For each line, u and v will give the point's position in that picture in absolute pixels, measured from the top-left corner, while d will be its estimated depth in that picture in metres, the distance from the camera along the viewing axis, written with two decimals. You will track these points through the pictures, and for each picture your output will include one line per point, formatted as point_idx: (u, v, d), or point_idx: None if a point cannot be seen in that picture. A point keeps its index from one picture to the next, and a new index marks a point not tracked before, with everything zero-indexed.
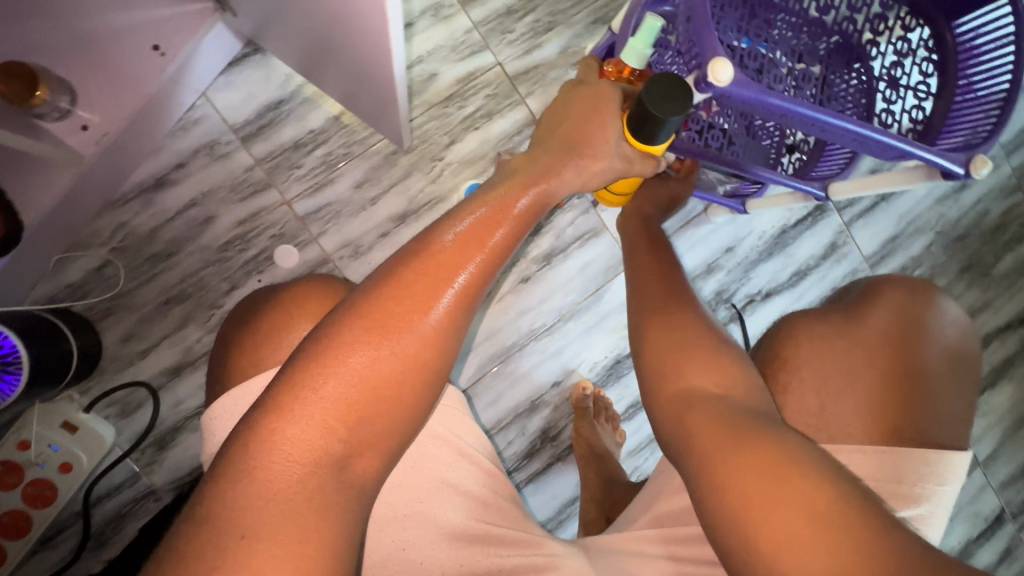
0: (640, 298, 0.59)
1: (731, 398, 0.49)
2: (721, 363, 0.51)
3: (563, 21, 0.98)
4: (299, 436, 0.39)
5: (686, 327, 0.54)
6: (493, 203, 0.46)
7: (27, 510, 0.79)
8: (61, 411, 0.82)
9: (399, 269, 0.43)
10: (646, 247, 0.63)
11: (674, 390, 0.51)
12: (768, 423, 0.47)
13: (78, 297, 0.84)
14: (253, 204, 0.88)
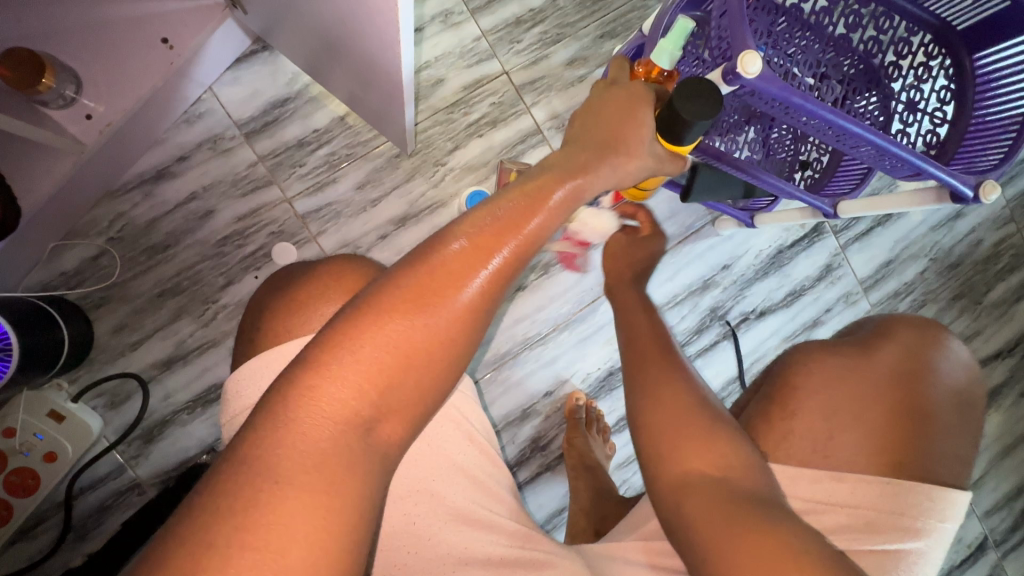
0: (639, 377, 0.61)
1: (724, 477, 0.50)
2: (713, 438, 0.53)
3: (571, 34, 0.98)
4: (334, 395, 0.38)
5: (680, 404, 0.56)
6: (529, 193, 0.45)
7: (7, 498, 0.79)
8: (47, 400, 0.81)
9: (437, 248, 0.42)
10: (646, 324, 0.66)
11: (669, 472, 0.53)
12: (761, 505, 0.47)
13: (73, 285, 0.83)
14: (254, 200, 0.88)
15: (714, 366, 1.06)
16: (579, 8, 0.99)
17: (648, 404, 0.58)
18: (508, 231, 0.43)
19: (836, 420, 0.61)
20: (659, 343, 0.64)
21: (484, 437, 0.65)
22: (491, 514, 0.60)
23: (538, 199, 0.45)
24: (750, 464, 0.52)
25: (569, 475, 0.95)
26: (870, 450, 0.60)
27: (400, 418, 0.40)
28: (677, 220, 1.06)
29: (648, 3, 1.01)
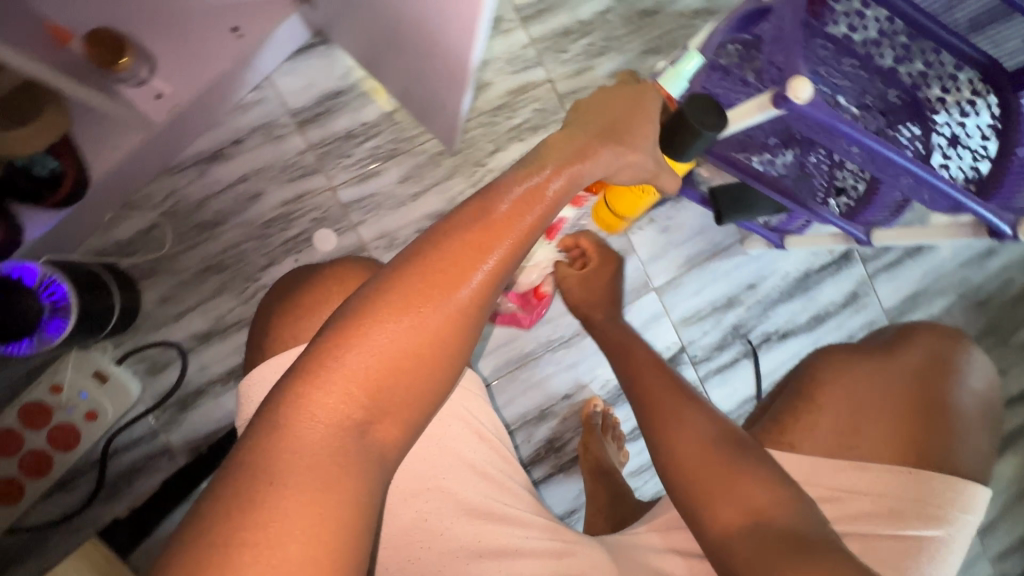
0: (657, 429, 0.61)
1: (765, 524, 0.50)
2: (745, 483, 0.53)
3: (616, 47, 1.01)
4: (322, 403, 0.39)
5: (706, 454, 0.56)
6: (526, 184, 0.44)
7: (50, 451, 0.83)
8: (94, 360, 0.85)
9: (423, 251, 0.42)
10: (653, 376, 0.67)
11: (712, 529, 0.52)
12: (810, 547, 0.47)
13: (125, 254, 0.87)
14: (300, 186, 0.92)
15: (733, 383, 1.06)
16: (626, 23, 1.01)
17: (673, 459, 0.58)
18: (501, 224, 0.42)
19: (860, 413, 0.63)
20: (668, 390, 0.64)
21: (493, 432, 0.65)
22: (508, 506, 0.62)
23: (533, 195, 0.44)
24: (787, 499, 0.52)
25: (586, 479, 0.96)
26: (895, 440, 0.62)
27: (393, 420, 0.41)
28: (706, 236, 1.07)
29: (694, 22, 1.03)
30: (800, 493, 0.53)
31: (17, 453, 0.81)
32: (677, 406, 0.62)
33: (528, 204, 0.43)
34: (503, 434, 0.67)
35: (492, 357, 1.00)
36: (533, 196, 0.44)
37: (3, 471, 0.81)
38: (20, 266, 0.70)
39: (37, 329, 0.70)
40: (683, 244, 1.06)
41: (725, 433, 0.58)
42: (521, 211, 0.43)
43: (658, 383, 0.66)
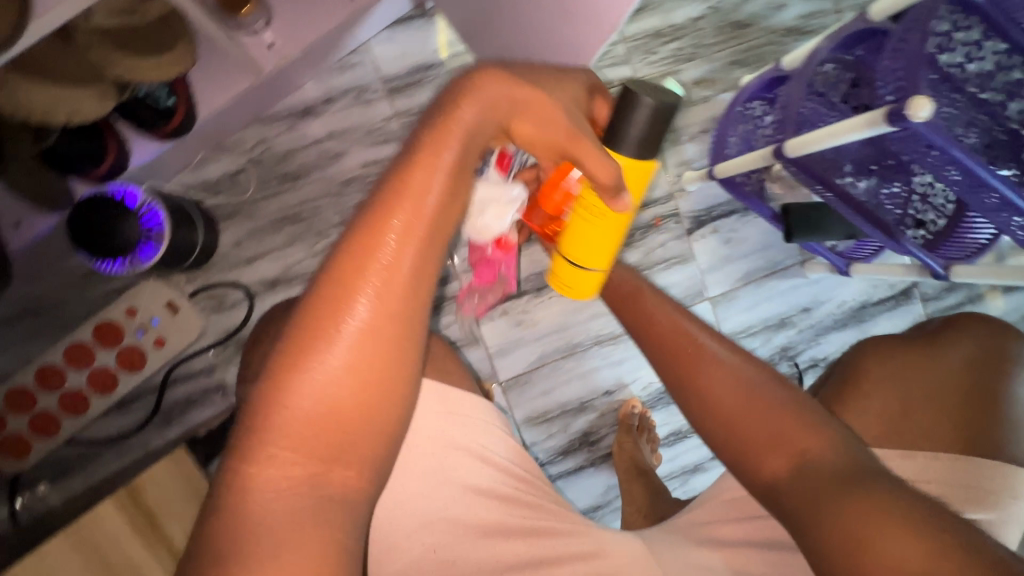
0: (678, 380, 0.59)
1: (808, 462, 0.50)
2: (784, 427, 0.52)
3: (704, 55, 1.01)
4: (267, 471, 0.40)
5: (743, 403, 0.55)
6: (404, 193, 0.41)
7: (115, 370, 0.86)
8: (166, 291, 0.88)
9: (309, 302, 0.42)
10: (667, 315, 0.63)
11: (755, 479, 0.53)
12: (856, 479, 0.47)
13: (211, 193, 0.91)
14: (381, 151, 0.94)
15: None
16: (717, 32, 1.02)
17: (707, 408, 0.56)
18: (399, 240, 0.41)
19: (908, 401, 0.63)
20: (686, 332, 0.60)
21: (486, 450, 0.63)
22: (524, 519, 0.62)
23: (395, 194, 0.41)
24: (829, 436, 0.52)
25: (620, 481, 0.97)
26: (943, 428, 0.61)
27: (351, 463, 0.43)
28: (766, 254, 1.06)
29: (786, 40, 1.03)
30: (841, 430, 0.53)
31: (87, 368, 0.85)
32: (698, 351, 0.59)
33: (420, 205, 0.42)
34: (497, 447, 0.65)
35: (525, 353, 1.01)
36: (389, 207, 0.41)
37: (72, 383, 0.85)
38: (123, 189, 0.73)
39: (131, 252, 0.74)
40: (744, 257, 1.06)
41: (756, 378, 0.56)
42: (412, 221, 0.41)
43: (672, 328, 0.61)
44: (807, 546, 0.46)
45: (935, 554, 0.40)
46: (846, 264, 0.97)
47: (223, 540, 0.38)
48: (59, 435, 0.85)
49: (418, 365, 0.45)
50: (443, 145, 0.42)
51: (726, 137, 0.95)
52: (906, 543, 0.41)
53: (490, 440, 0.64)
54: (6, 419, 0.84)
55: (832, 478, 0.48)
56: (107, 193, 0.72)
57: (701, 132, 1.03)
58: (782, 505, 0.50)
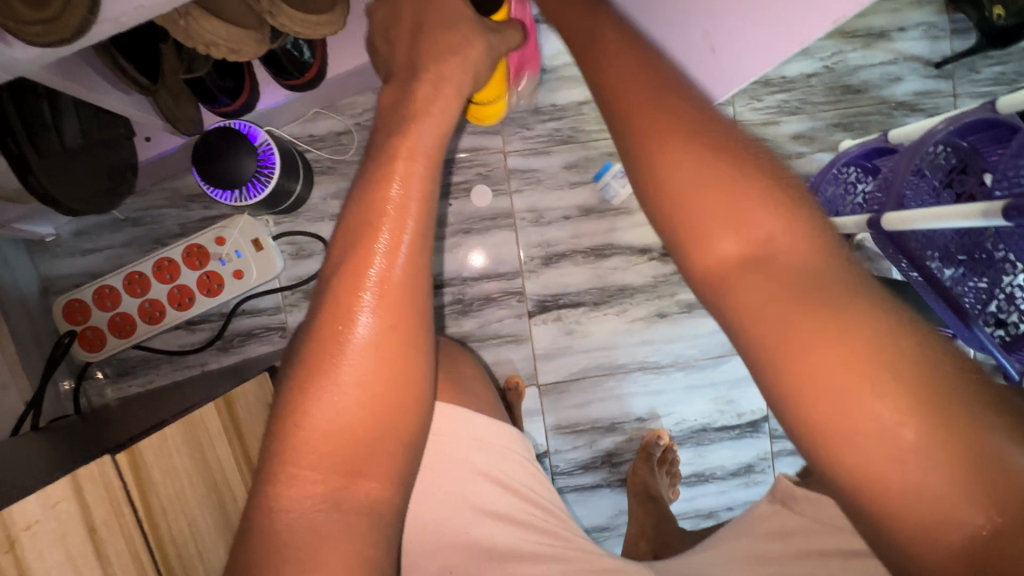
0: (619, 130, 0.42)
1: (770, 254, 0.36)
2: (743, 205, 0.38)
3: (809, 111, 1.02)
4: (293, 488, 0.39)
5: (696, 167, 0.39)
6: (395, 201, 0.43)
7: (194, 290, 0.91)
8: (254, 229, 0.92)
9: (318, 321, 0.42)
10: (622, 56, 0.43)
11: (698, 263, 0.39)
12: (832, 289, 0.34)
13: (315, 148, 0.96)
14: (479, 140, 0.98)
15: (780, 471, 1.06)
16: (827, 92, 1.02)
17: (649, 174, 0.40)
18: (393, 246, 0.42)
19: None
20: (650, 74, 0.42)
21: (505, 477, 0.63)
22: (540, 546, 0.58)
23: (376, 209, 0.43)
24: (803, 220, 0.37)
25: (630, 501, 0.99)
26: None
27: (373, 473, 0.41)
28: None
29: (894, 113, 1.02)
30: (819, 213, 0.38)
31: (169, 283, 0.91)
32: (649, 91, 0.41)
33: (409, 209, 0.43)
34: (514, 472, 0.64)
35: (566, 362, 1.02)
36: (376, 219, 0.42)
37: (153, 293, 0.91)
38: (247, 124, 0.79)
39: (242, 187, 0.80)
40: None
41: (716, 131, 0.40)
42: (398, 223, 0.42)
43: (634, 66, 0.42)
44: (767, 387, 0.35)
45: (937, 418, 0.30)
46: None
47: (258, 560, 0.37)
48: (132, 337, 0.91)
49: (429, 365, 0.44)
50: (417, 173, 0.44)
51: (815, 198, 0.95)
52: (903, 402, 0.31)
53: (506, 466, 0.64)
54: (91, 312, 0.90)
55: (804, 291, 0.35)
56: (233, 127, 0.78)
57: None
58: (729, 311, 0.37)
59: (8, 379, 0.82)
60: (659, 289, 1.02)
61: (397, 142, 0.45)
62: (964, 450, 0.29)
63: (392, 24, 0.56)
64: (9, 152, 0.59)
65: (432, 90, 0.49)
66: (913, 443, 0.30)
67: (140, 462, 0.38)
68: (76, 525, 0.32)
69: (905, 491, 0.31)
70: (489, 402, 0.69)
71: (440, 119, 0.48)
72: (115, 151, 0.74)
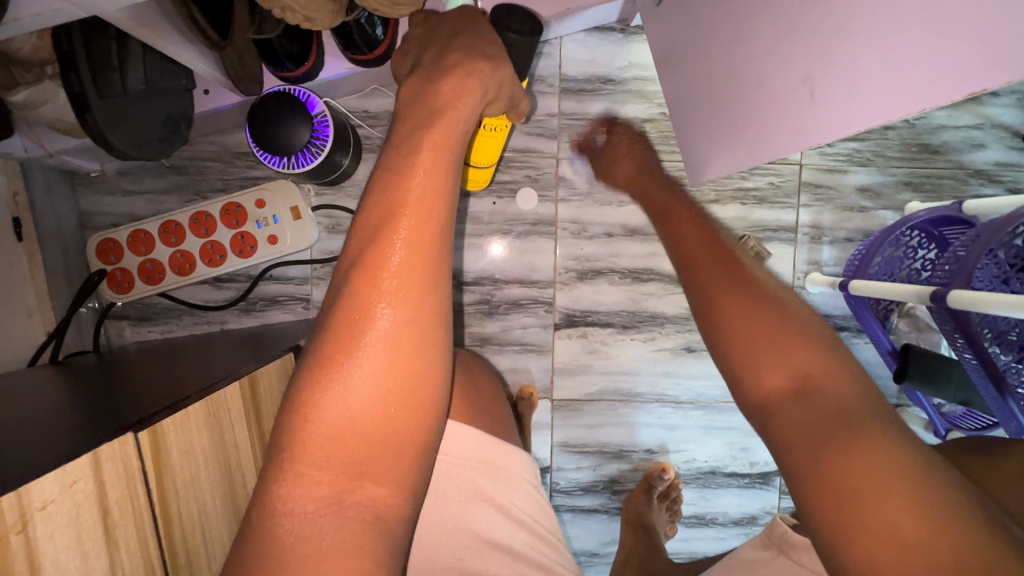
0: (695, 289, 0.56)
1: (811, 390, 0.44)
2: (789, 350, 0.47)
3: (879, 164, 0.97)
4: (295, 490, 0.36)
5: (754, 323, 0.50)
6: (421, 188, 0.41)
7: (226, 248, 0.90)
8: (295, 197, 0.90)
9: (334, 313, 0.40)
10: (693, 242, 0.59)
11: (752, 395, 0.48)
12: (856, 418, 0.42)
13: (368, 124, 0.94)
14: (533, 143, 0.96)
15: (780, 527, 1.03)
16: (902, 148, 0.97)
17: (713, 321, 0.52)
18: (414, 237, 0.40)
19: None
20: (712, 251, 0.57)
21: (512, 507, 0.61)
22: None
23: (397, 201, 0.40)
24: (842, 369, 0.46)
25: (622, 527, 0.96)
26: None
27: (381, 479, 0.38)
28: None
29: (970, 181, 0.97)
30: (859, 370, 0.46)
31: (203, 237, 0.90)
32: (709, 261, 0.56)
33: (434, 202, 0.41)
34: (517, 499, 0.62)
35: (582, 381, 1.00)
36: (397, 210, 0.40)
37: (187, 245, 0.90)
38: (306, 93, 0.78)
39: (291, 155, 0.78)
40: None
41: (762, 292, 0.52)
42: (421, 215, 0.40)
43: (702, 245, 0.58)
44: (793, 481, 0.42)
45: (934, 528, 0.35)
46: (945, 427, 0.91)
47: (254, 561, 0.35)
48: (159, 285, 0.91)
49: (445, 364, 0.41)
50: (442, 166, 0.42)
51: (871, 257, 0.89)
52: (910, 513, 0.35)
53: (513, 494, 0.62)
54: (123, 253, 0.90)
55: (830, 417, 0.42)
56: (291, 93, 0.76)
57: (845, 239, 0.98)
58: (775, 434, 0.45)
59: (34, 307, 0.83)
60: (691, 323, 0.98)
61: (420, 142, 0.42)
62: (955, 559, 0.33)
63: (421, 35, 0.51)
64: (71, 87, 0.59)
65: (482, 98, 0.46)
66: (912, 541, 0.35)
67: (160, 446, 0.37)
68: (91, 507, 0.31)
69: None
70: (503, 423, 0.67)
71: (462, 118, 0.44)
72: (173, 100, 0.73)
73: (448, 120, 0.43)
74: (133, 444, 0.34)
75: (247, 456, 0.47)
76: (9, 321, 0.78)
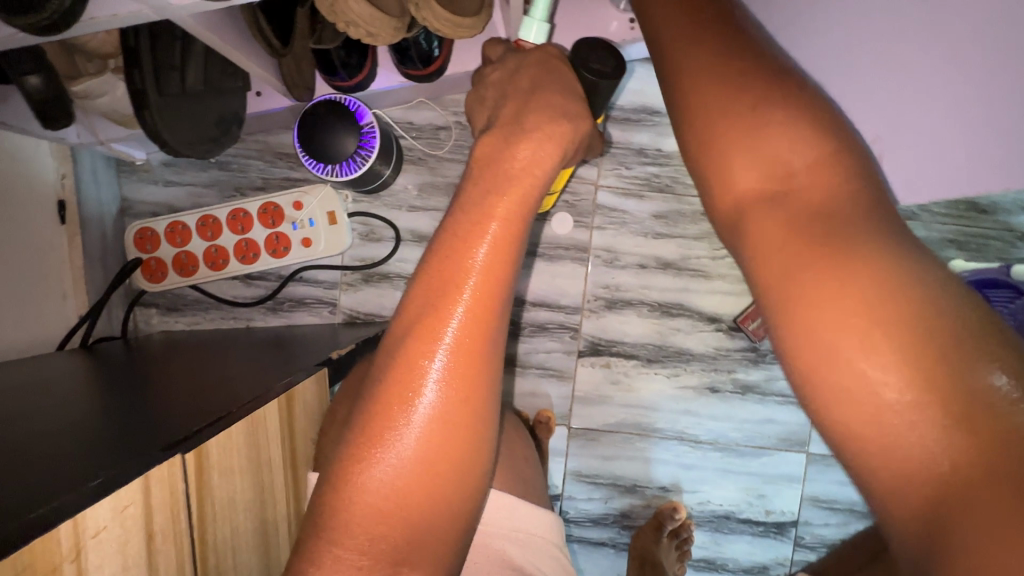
0: (670, 73, 0.41)
1: (790, 192, 0.35)
2: (771, 139, 0.36)
3: (924, 219, 0.95)
4: (336, 564, 0.38)
5: (733, 115, 0.37)
6: (490, 263, 0.39)
7: (261, 247, 0.91)
8: (333, 202, 0.91)
9: (379, 386, 0.39)
10: (677, 22, 0.42)
11: (719, 204, 0.39)
12: (844, 226, 0.32)
13: (411, 136, 0.94)
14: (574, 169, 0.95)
15: None
16: (949, 206, 0.94)
17: (689, 123, 0.39)
18: (472, 315, 0.39)
19: None
20: (700, 26, 0.41)
21: (534, 562, 0.58)
22: None
23: (461, 271, 0.39)
24: (829, 156, 0.35)
25: (629, 564, 0.95)
26: None
27: (419, 563, 0.39)
28: None
29: (1018, 244, 0.94)
30: (857, 151, 0.36)
31: (239, 235, 0.90)
32: (693, 34, 0.41)
33: (498, 277, 0.39)
34: (542, 562, 0.59)
35: (600, 410, 0.99)
36: (458, 279, 0.39)
37: (223, 240, 0.91)
38: (357, 103, 0.77)
39: (336, 163, 0.79)
40: None
41: (755, 70, 0.39)
42: (483, 293, 0.39)
43: (686, 19, 0.42)
44: (769, 314, 0.34)
45: (920, 360, 0.28)
46: None
47: None
48: (190, 277, 0.92)
49: (493, 443, 0.41)
50: (510, 237, 0.40)
51: None
52: (889, 346, 0.28)
53: (537, 553, 0.59)
54: (160, 243, 0.91)
55: (814, 228, 0.33)
56: (342, 102, 0.76)
57: None
58: (745, 254, 0.36)
59: (69, 291, 0.84)
60: (718, 362, 0.96)
61: (489, 210, 0.40)
62: (943, 397, 0.27)
63: (501, 78, 0.47)
64: (135, 84, 0.60)
65: (560, 160, 0.43)
66: (896, 395, 0.28)
67: (204, 466, 0.38)
68: (137, 534, 0.32)
69: (889, 439, 0.28)
70: (529, 475, 0.66)
71: (539, 185, 0.42)
72: (230, 101, 0.74)
73: (523, 174, 0.41)
74: (180, 468, 0.35)
75: (278, 474, 0.48)
76: (44, 302, 0.79)
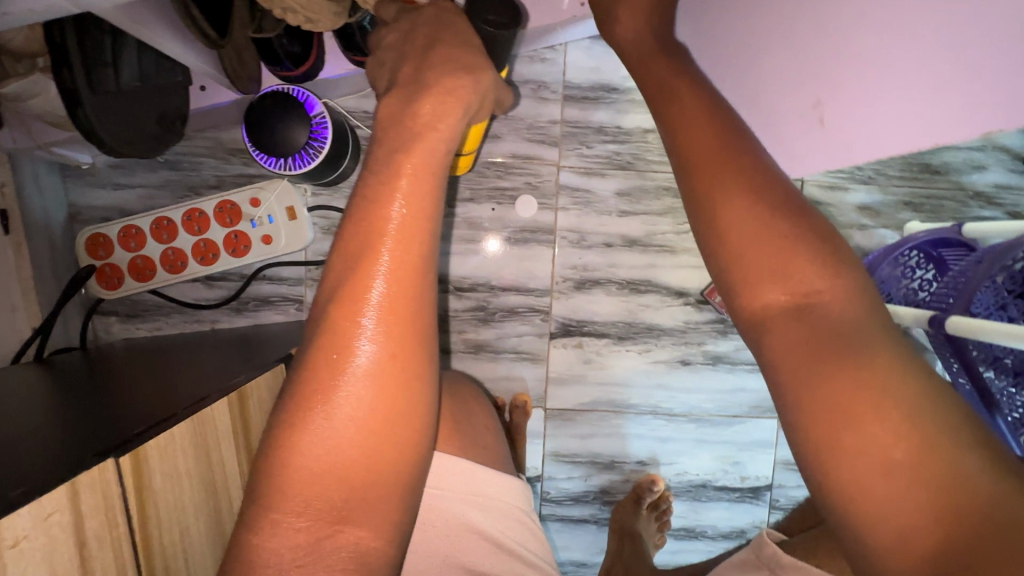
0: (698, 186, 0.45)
1: (812, 307, 0.40)
2: (794, 262, 0.42)
3: (880, 183, 0.97)
4: (277, 532, 0.36)
5: (760, 236, 0.42)
6: (402, 219, 0.39)
7: (219, 247, 0.89)
8: (291, 197, 0.88)
9: (310, 352, 0.39)
10: (699, 126, 0.47)
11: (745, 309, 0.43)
12: (858, 342, 0.39)
13: (366, 125, 0.92)
14: (535, 151, 0.95)
15: None
16: (903, 167, 0.96)
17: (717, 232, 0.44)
18: (397, 271, 0.39)
19: None
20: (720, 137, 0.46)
21: (506, 539, 0.59)
22: None
23: (378, 228, 0.39)
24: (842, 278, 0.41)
25: (611, 538, 0.96)
26: None
27: (363, 521, 0.38)
28: None
29: (970, 203, 0.96)
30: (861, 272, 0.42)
31: (196, 235, 0.88)
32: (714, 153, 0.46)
33: (416, 232, 0.40)
34: (511, 534, 0.60)
35: (573, 390, 0.99)
36: (376, 234, 0.39)
37: (179, 242, 0.88)
38: (305, 93, 0.76)
39: (289, 156, 0.77)
40: None
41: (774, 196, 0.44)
42: (403, 247, 0.39)
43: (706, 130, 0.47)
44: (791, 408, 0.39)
45: (921, 450, 0.35)
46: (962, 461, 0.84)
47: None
48: (148, 282, 0.89)
49: (432, 398, 0.41)
50: (426, 193, 0.40)
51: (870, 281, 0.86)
52: (896, 437, 0.36)
53: (506, 529, 0.60)
54: (113, 249, 0.89)
55: (831, 341, 0.39)
56: (290, 93, 0.75)
57: None
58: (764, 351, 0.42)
59: (20, 303, 0.81)
60: (687, 335, 0.98)
61: (398, 166, 0.40)
62: (937, 478, 0.35)
63: (395, 42, 0.47)
64: (64, 83, 0.57)
65: (465, 113, 0.43)
66: (899, 464, 0.36)
67: (143, 466, 0.37)
68: (67, 541, 0.32)
69: (889, 509, 0.36)
70: (497, 453, 0.66)
71: (444, 139, 0.42)
72: (169, 97, 0.72)
73: (426, 133, 0.41)
74: (114, 472, 0.35)
75: (236, 472, 0.47)
76: None
